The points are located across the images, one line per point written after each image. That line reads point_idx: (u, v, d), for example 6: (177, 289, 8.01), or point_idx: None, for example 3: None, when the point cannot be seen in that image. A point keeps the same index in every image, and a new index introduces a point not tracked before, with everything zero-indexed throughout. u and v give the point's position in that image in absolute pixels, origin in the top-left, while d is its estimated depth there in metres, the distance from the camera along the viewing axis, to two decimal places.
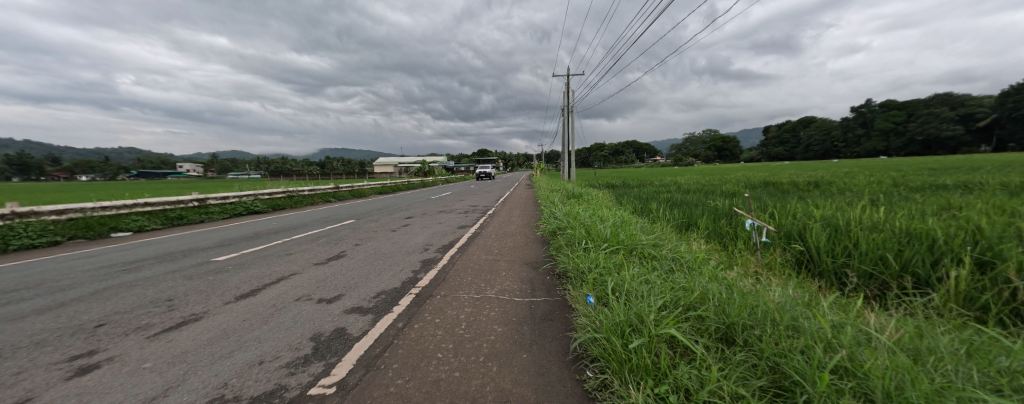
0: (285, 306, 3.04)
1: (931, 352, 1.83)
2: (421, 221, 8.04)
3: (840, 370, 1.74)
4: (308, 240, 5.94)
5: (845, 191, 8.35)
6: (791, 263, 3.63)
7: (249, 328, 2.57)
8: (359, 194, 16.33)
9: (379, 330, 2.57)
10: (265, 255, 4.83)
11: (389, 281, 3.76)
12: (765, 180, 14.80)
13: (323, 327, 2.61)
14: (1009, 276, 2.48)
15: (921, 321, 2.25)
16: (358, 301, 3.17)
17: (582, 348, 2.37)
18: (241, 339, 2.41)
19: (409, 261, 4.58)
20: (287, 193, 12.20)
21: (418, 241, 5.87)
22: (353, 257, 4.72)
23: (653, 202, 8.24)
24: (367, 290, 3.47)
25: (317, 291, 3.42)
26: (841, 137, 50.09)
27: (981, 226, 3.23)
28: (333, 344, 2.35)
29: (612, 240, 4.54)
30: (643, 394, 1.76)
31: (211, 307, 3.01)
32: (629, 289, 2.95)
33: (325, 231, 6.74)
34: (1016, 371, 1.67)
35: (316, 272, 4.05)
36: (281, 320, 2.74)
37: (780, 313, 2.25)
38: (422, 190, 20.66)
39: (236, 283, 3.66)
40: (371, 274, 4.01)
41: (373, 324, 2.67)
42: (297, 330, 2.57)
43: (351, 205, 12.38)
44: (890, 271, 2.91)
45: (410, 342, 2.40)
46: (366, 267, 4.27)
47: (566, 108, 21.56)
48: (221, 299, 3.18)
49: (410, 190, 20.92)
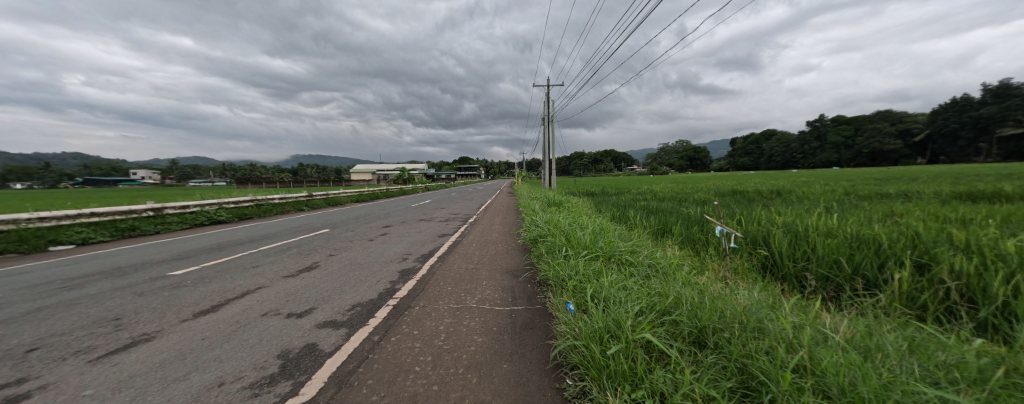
0: (251, 321, 2.91)
1: (879, 349, 2.00)
2: (399, 230, 7.89)
3: (800, 369, 1.86)
4: (279, 251, 5.71)
5: (804, 199, 8.94)
6: (757, 268, 3.85)
7: (208, 348, 2.44)
8: (333, 201, 15.89)
9: (353, 344, 2.50)
10: (230, 268, 4.60)
11: (366, 292, 3.68)
12: (734, 187, 15.54)
13: (292, 343, 2.52)
14: (943, 277, 2.70)
15: (872, 320, 2.43)
16: (331, 314, 3.08)
17: (562, 355, 2.42)
18: (201, 360, 2.28)
19: (388, 271, 4.49)
20: (254, 202, 11.60)
21: (397, 250, 5.75)
22: (327, 269, 4.55)
23: (631, 210, 8.49)
24: (341, 302, 3.37)
25: (286, 304, 3.30)
26: (799, 149, 53.72)
27: (920, 232, 3.52)
28: (303, 362, 2.27)
29: (591, 247, 4.65)
30: (621, 400, 1.81)
31: (165, 326, 2.82)
32: (607, 296, 3.04)
33: (297, 241, 6.50)
34: (951, 365, 1.84)
35: (285, 285, 3.90)
36: (247, 337, 2.62)
37: (747, 316, 2.38)
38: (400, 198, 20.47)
39: (194, 299, 3.46)
40: (345, 286, 3.88)
41: (346, 338, 2.59)
42: (268, 346, 2.49)
43: (326, 213, 12.02)
44: (844, 274, 3.13)
45: (386, 356, 2.34)
46: (339, 279, 4.13)
47: (547, 117, 21.94)
48: (176, 317, 3.00)
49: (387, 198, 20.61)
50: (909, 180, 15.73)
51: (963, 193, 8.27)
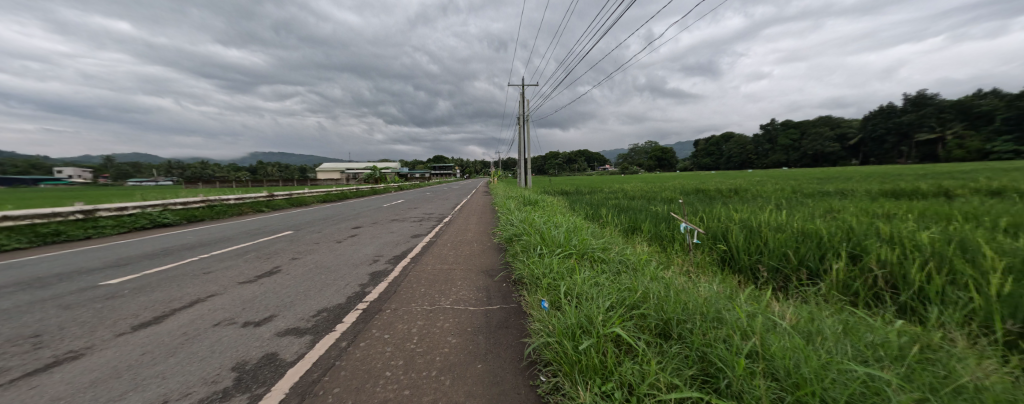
0: (201, 332, 2.76)
1: (819, 333, 2.22)
2: (370, 230, 7.69)
3: (753, 354, 2.03)
4: (234, 255, 5.40)
5: (757, 197, 9.62)
6: (717, 261, 4.11)
7: (149, 363, 2.29)
8: (297, 201, 15.19)
9: (317, 352, 2.43)
10: (176, 275, 4.31)
11: (333, 296, 3.58)
12: (697, 187, 16.42)
13: (249, 354, 2.42)
14: (872, 265, 3.01)
15: (814, 307, 2.68)
16: (293, 321, 2.97)
17: (536, 353, 2.49)
18: (141, 376, 2.14)
19: (357, 274, 4.38)
20: (206, 203, 10.85)
21: (367, 252, 5.62)
22: (289, 274, 4.38)
23: (602, 208, 8.77)
24: (305, 309, 3.26)
25: (241, 313, 3.14)
26: (756, 150, 57.41)
27: (854, 226, 3.91)
28: (261, 373, 2.19)
29: (565, 245, 4.77)
30: (591, 393, 1.90)
31: (97, 341, 2.61)
32: (580, 292, 3.15)
33: (256, 245, 6.17)
34: (877, 344, 2.08)
35: (240, 292, 3.71)
36: (195, 349, 2.48)
37: (707, 307, 2.56)
38: (370, 197, 19.92)
39: (133, 310, 3.21)
40: (310, 290, 3.76)
41: (310, 346, 2.52)
42: (220, 358, 2.37)
43: (289, 214, 11.46)
44: (791, 265, 3.42)
45: (354, 362, 2.31)
46: (304, 284, 3.99)
47: (521, 116, 22.13)
48: (111, 331, 2.78)
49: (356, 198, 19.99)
50: (847, 179, 17.33)
51: (891, 191, 9.22)
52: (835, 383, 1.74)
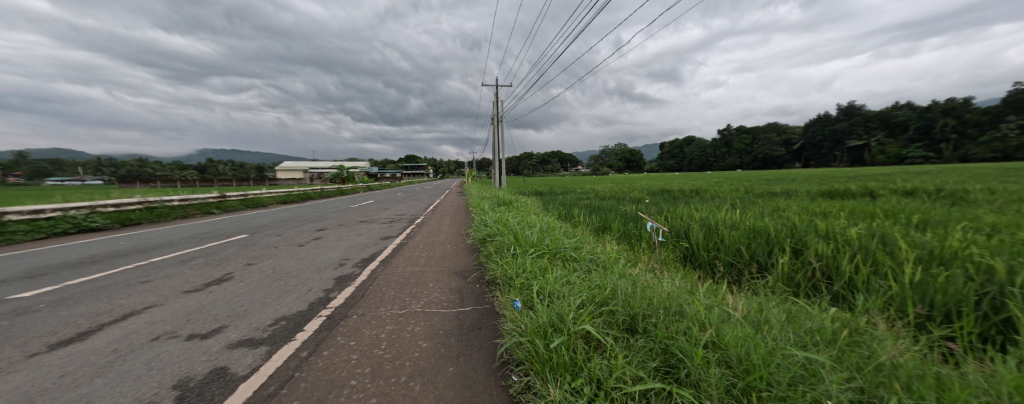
0: (137, 348, 2.55)
1: (766, 322, 2.43)
2: (335, 233, 7.44)
3: (710, 344, 2.19)
4: (179, 262, 5.03)
5: (716, 197, 10.27)
6: (680, 257, 4.36)
7: (72, 385, 2.09)
8: (254, 202, 14.35)
9: (274, 364, 2.34)
10: (107, 286, 3.95)
11: (292, 304, 3.44)
12: (662, 187, 17.24)
13: (195, 369, 2.28)
14: (811, 257, 3.33)
15: (762, 298, 2.92)
16: (246, 332, 2.84)
17: (509, 353, 2.54)
18: (61, 400, 1.95)
19: (320, 279, 4.24)
20: (144, 205, 10.04)
21: (332, 256, 5.44)
22: (243, 281, 4.15)
23: (575, 208, 8.99)
24: (259, 318, 3.12)
25: (186, 325, 2.95)
26: (716, 153, 60.90)
27: (798, 223, 4.28)
28: (209, 389, 2.07)
29: (538, 244, 4.86)
30: (562, 390, 1.97)
31: (7, 362, 2.34)
32: (552, 291, 3.24)
33: (204, 250, 5.78)
34: (814, 330, 2.31)
35: (185, 302, 3.48)
36: (130, 367, 2.30)
37: (670, 302, 2.72)
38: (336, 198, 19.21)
39: (51, 327, 2.91)
40: (266, 298, 3.59)
41: (265, 358, 2.42)
42: (160, 375, 2.22)
43: (244, 216, 10.79)
44: (744, 261, 3.70)
45: (316, 373, 2.24)
46: (259, 291, 3.80)
47: (495, 116, 22.20)
48: (25, 351, 2.50)
49: (320, 198, 19.19)
50: (794, 181, 18.93)
51: (830, 191, 10.16)
52: (778, 364, 1.92)
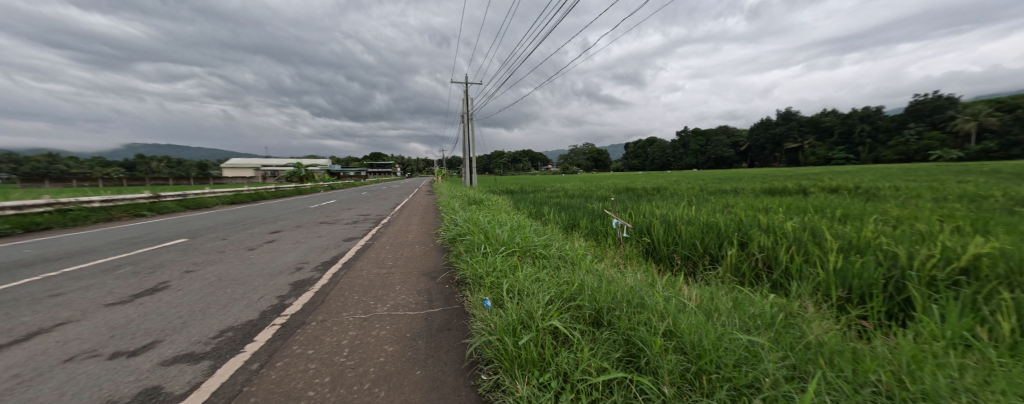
0: (48, 370, 2.27)
1: (717, 309, 2.64)
2: (291, 235, 7.07)
3: (668, 333, 2.34)
4: (103, 272, 4.52)
5: (675, 194, 10.87)
6: (642, 252, 4.60)
7: None
8: (198, 203, 13.26)
9: (218, 380, 2.18)
10: (8, 302, 3.48)
11: (239, 314, 3.22)
12: (627, 185, 17.98)
13: (121, 390, 2.06)
14: (755, 249, 3.65)
15: (714, 288, 3.17)
16: (184, 346, 2.61)
17: (478, 352, 2.58)
18: None
19: (274, 286, 4.01)
20: (57, 207, 9.05)
21: (287, 260, 5.16)
22: (182, 291, 3.82)
23: (545, 206, 9.16)
24: (200, 331, 2.88)
25: (109, 342, 2.65)
26: (676, 153, 64.17)
27: (746, 218, 4.65)
28: None
29: (509, 243, 4.93)
30: (529, 386, 2.04)
31: None
32: (521, 288, 3.32)
33: (134, 258, 5.25)
34: (758, 315, 2.54)
35: (110, 317, 3.14)
36: (37, 393, 2.03)
37: (632, 295, 2.88)
38: (294, 198, 18.20)
39: None
40: (209, 309, 3.33)
41: (208, 373, 2.25)
42: (75, 400, 1.97)
43: (186, 218, 9.90)
44: (699, 254, 3.98)
45: (268, 386, 2.13)
46: (201, 301, 3.52)
47: (466, 114, 22.04)
48: None
49: (275, 198, 18.10)
50: (742, 179, 20.51)
51: (775, 188, 11.10)
52: (725, 347, 2.11)
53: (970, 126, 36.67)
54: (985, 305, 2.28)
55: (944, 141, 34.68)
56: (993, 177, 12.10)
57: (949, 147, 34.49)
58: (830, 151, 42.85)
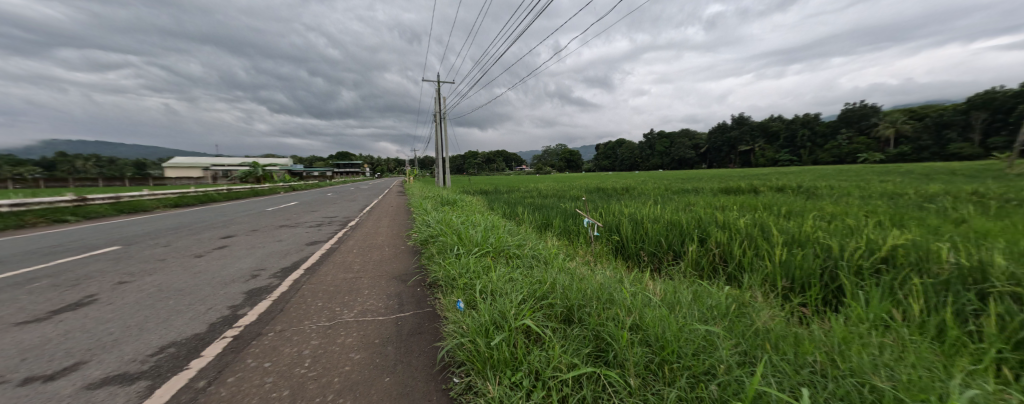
0: None
1: (679, 303, 2.78)
2: (245, 240, 6.61)
3: (634, 327, 2.45)
4: (14, 287, 3.96)
5: (642, 194, 11.33)
6: (611, 250, 4.76)
7: None
8: (137, 206, 12.11)
9: (159, 399, 1.94)
10: None
11: (184, 327, 2.88)
12: (596, 185, 18.55)
13: None
14: (713, 245, 3.88)
15: (676, 282, 3.35)
16: (115, 366, 2.27)
17: (450, 355, 2.58)
18: None
19: (226, 295, 3.67)
20: None
21: (242, 267, 4.79)
22: (114, 303, 3.39)
23: (519, 206, 9.23)
24: (136, 347, 2.53)
25: (19, 365, 2.27)
26: (643, 154, 66.73)
27: (706, 217, 4.92)
28: None
29: (482, 244, 4.92)
30: (501, 386, 2.07)
31: None
32: (494, 289, 3.34)
33: (55, 269, 4.68)
34: (716, 307, 2.71)
35: (21, 336, 2.71)
36: None
37: (601, 292, 2.99)
38: (250, 200, 17.11)
39: None
40: (147, 322, 2.97)
41: (147, 394, 1.99)
42: None
43: (122, 224, 8.99)
44: (663, 252, 4.18)
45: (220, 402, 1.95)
46: (138, 314, 3.14)
47: (438, 114, 21.81)
48: None
49: (229, 200, 16.92)
50: (699, 180, 21.86)
51: (730, 188, 11.89)
52: (685, 338, 2.24)
53: (889, 133, 41.51)
54: (900, 289, 2.58)
55: (868, 145, 38.98)
56: (899, 177, 13.95)
57: (873, 151, 38.76)
58: (778, 154, 46.52)
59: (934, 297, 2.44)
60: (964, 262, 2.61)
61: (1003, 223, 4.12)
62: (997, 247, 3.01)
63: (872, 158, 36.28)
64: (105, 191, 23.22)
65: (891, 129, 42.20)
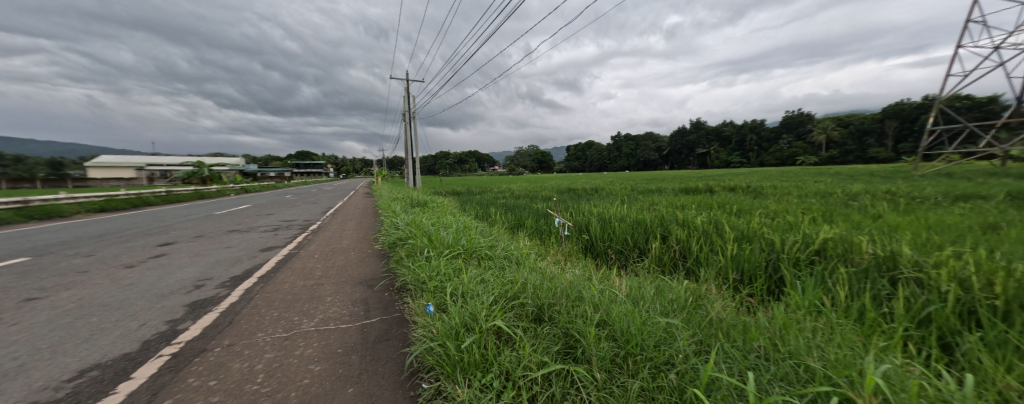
0: None
1: (645, 298, 2.86)
2: (188, 248, 6.08)
3: (602, 323, 2.48)
4: None
5: (610, 194, 11.65)
6: (581, 249, 4.83)
7: None
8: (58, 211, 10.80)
9: None
10: None
11: (112, 346, 2.58)
12: (567, 186, 18.89)
13: None
14: (676, 242, 4.03)
15: (642, 278, 3.45)
16: (21, 396, 1.99)
17: (418, 361, 2.50)
18: None
19: (164, 309, 3.35)
20: None
21: (185, 277, 4.39)
22: (23, 324, 2.99)
23: (492, 207, 9.17)
24: (49, 373, 2.24)
25: None
26: (611, 156, 68.87)
27: (670, 215, 5.12)
28: None
29: (454, 245, 4.82)
30: (471, 389, 2.02)
31: None
32: (466, 291, 3.28)
33: None
34: (679, 300, 2.81)
35: None
36: None
37: (571, 290, 3.01)
38: (197, 203, 15.81)
39: None
40: (66, 343, 2.64)
41: None
42: None
43: (33, 232, 7.91)
44: (631, 250, 4.30)
45: None
46: (54, 334, 2.78)
47: (407, 113, 21.29)
48: None
49: (172, 204, 15.54)
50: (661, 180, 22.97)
51: (690, 188, 12.53)
52: (648, 330, 2.30)
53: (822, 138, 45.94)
54: (830, 279, 2.82)
55: (804, 149, 43.20)
56: (831, 178, 15.38)
57: (808, 154, 42.87)
58: (731, 156, 49.70)
59: (856, 284, 2.69)
60: (879, 252, 2.91)
61: (911, 217, 4.65)
62: (906, 238, 3.38)
63: (808, 161, 40.06)
64: (16, 194, 20.50)
65: (823, 134, 45.90)
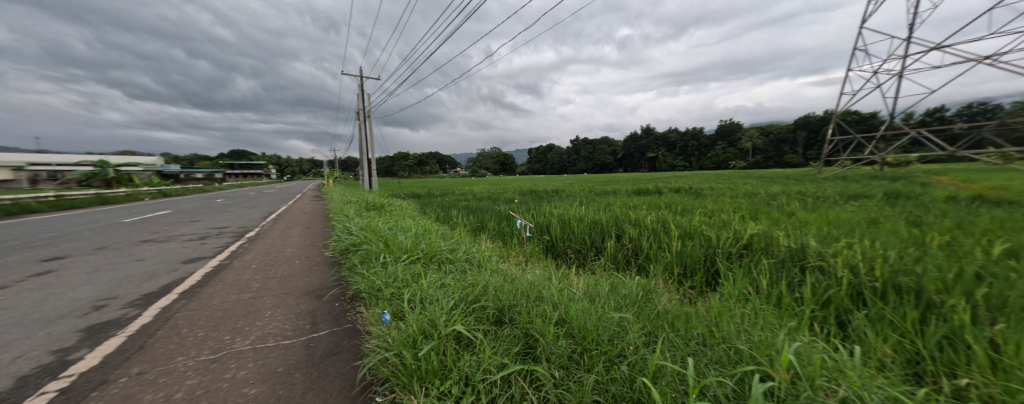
0: None
1: (600, 295, 2.94)
2: (88, 262, 5.23)
3: (560, 321, 2.51)
4: None
5: (569, 196, 11.97)
6: (542, 249, 4.87)
7: None
8: None
9: None
10: None
11: None
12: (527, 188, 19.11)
13: None
14: (630, 241, 4.21)
15: (600, 275, 3.55)
16: None
17: (372, 373, 2.36)
18: None
19: (52, 336, 2.85)
20: None
21: (82, 297, 3.78)
22: None
23: (453, 210, 8.99)
24: None
25: None
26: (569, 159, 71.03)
27: (625, 216, 5.34)
28: None
29: (413, 250, 4.63)
30: (427, 397, 1.94)
31: None
32: (425, 296, 3.16)
33: None
34: (632, 295, 2.93)
35: None
36: None
37: (531, 290, 3.02)
38: (107, 209, 13.78)
39: None
40: None
41: None
42: None
43: None
44: (589, 250, 4.42)
45: None
46: None
47: (361, 112, 20.28)
48: None
49: (72, 211, 13.37)
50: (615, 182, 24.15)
51: (641, 190, 13.25)
52: (603, 326, 2.36)
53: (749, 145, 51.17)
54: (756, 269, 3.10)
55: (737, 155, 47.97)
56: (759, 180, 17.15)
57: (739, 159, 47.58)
58: (676, 160, 53.52)
59: (776, 273, 2.99)
60: (793, 245, 3.25)
61: (817, 214, 5.31)
62: (817, 232, 3.82)
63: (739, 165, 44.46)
64: None
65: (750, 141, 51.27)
